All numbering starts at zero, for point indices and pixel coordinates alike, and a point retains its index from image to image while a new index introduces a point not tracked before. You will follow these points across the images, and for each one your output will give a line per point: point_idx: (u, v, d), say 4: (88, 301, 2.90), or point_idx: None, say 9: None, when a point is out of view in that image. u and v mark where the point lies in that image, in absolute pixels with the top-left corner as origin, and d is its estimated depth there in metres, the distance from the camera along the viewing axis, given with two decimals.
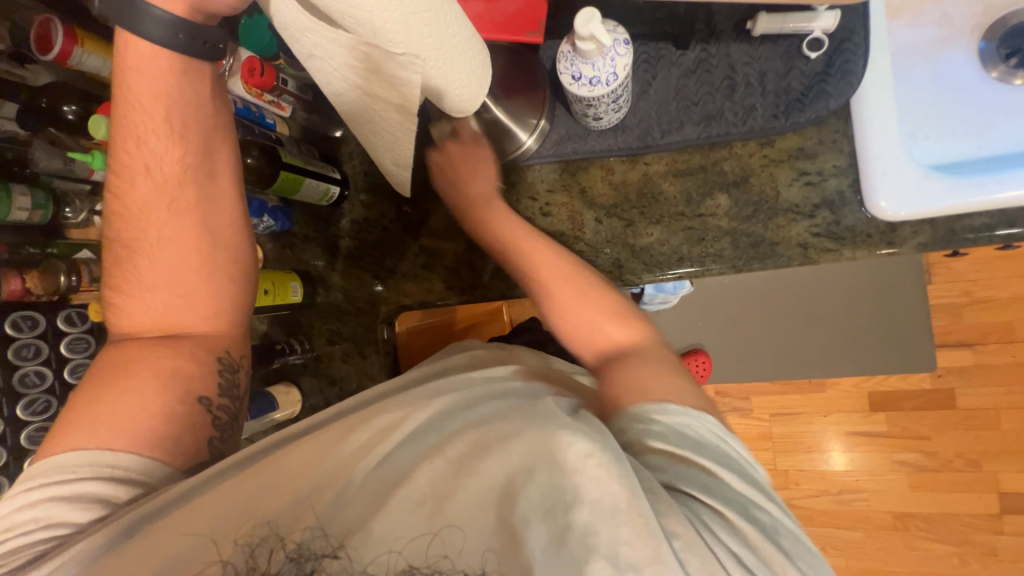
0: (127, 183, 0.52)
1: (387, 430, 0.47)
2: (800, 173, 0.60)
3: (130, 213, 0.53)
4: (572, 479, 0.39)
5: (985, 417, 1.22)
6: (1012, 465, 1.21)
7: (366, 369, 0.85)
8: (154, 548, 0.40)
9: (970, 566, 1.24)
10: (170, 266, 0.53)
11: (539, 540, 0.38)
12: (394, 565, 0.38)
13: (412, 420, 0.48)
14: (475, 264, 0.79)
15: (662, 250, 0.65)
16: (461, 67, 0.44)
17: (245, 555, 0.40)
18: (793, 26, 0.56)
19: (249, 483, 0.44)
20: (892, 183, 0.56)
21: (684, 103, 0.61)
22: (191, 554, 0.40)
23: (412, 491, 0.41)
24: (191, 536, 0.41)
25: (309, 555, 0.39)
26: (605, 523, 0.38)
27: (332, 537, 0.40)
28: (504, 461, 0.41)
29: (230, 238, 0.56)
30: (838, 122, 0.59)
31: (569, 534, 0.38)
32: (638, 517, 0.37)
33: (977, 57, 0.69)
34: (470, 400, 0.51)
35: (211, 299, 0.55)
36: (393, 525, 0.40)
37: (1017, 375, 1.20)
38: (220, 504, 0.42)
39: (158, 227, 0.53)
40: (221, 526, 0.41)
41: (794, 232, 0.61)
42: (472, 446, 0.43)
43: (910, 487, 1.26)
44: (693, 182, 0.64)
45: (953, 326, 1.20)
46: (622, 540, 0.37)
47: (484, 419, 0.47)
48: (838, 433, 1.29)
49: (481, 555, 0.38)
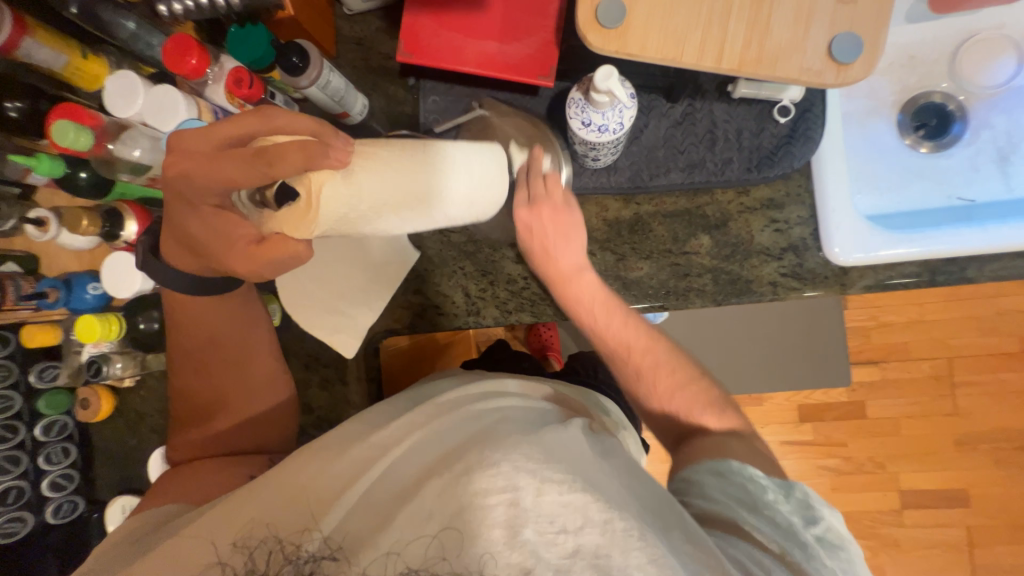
0: (179, 362, 0.64)
1: (389, 447, 0.49)
2: (771, 221, 0.68)
3: (186, 383, 0.63)
4: (583, 499, 0.41)
5: (889, 424, 1.41)
6: (911, 466, 1.41)
7: (347, 396, 0.81)
8: (165, 558, 0.43)
9: (879, 557, 1.42)
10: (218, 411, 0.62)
11: (548, 561, 0.38)
12: (394, 566, 0.39)
13: (423, 433, 0.50)
14: (469, 290, 0.77)
15: (651, 283, 0.69)
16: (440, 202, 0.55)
17: (244, 556, 0.42)
18: (767, 92, 0.63)
19: (249, 498, 0.46)
20: (844, 233, 0.65)
21: (671, 151, 0.67)
22: (197, 557, 0.43)
23: (420, 506, 0.42)
24: (202, 543, 0.43)
25: (309, 558, 0.41)
26: (619, 547, 0.39)
27: (331, 540, 0.42)
28: (512, 476, 0.41)
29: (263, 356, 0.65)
30: (801, 178, 0.68)
31: (581, 556, 0.39)
32: (653, 550, 0.39)
33: (896, 127, 0.82)
34: (477, 415, 0.52)
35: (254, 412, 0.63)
36: (400, 533, 0.40)
37: (915, 388, 1.40)
38: (231, 512, 0.45)
39: (203, 389, 0.63)
40: (221, 531, 0.44)
41: (765, 272, 0.68)
42: (479, 457, 0.42)
43: (831, 489, 1.42)
44: (680, 223, 0.69)
45: (863, 345, 1.40)
46: (636, 563, 0.38)
47: (490, 433, 0.47)
48: (773, 443, 1.44)
49: (480, 560, 0.38)
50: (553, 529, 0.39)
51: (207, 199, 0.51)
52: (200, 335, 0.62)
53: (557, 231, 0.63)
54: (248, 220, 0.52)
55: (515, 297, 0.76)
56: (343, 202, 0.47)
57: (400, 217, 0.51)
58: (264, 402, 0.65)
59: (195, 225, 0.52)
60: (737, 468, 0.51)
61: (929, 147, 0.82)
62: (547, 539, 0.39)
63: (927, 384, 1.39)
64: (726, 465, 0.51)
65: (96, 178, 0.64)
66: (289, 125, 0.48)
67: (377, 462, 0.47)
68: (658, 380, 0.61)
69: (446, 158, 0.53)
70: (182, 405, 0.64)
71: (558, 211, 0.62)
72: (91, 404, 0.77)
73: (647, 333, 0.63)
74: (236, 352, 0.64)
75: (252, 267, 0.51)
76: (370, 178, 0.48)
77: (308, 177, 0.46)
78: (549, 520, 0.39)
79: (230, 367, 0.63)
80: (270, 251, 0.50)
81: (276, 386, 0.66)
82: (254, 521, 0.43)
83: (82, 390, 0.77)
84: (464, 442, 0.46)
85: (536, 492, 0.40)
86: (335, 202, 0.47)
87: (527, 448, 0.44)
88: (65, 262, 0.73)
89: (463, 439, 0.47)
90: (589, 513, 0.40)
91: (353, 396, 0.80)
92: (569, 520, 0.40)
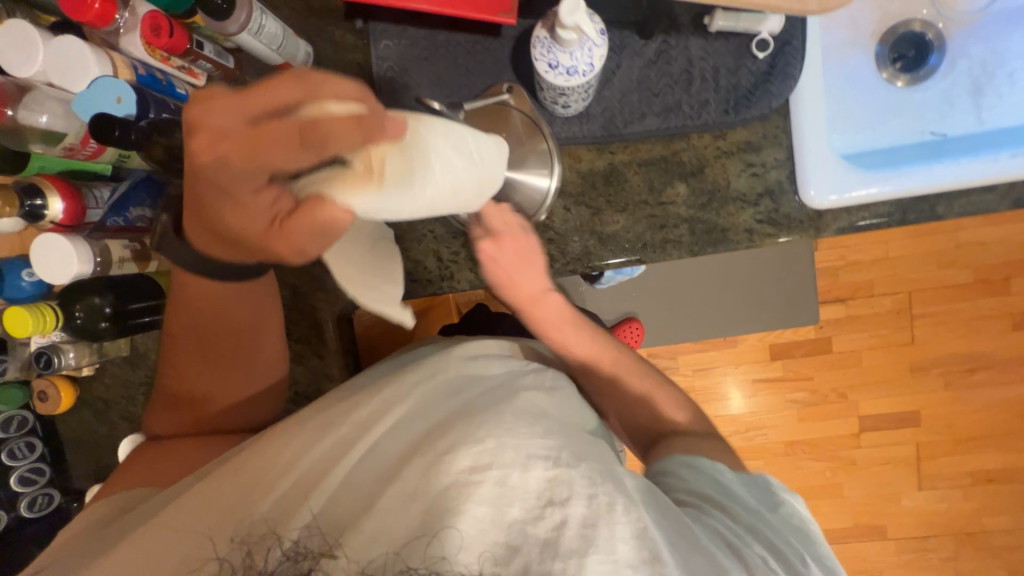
0: (175, 339, 0.59)
1: (366, 424, 0.50)
2: (748, 165, 0.65)
3: (183, 363, 0.59)
4: (568, 474, 0.43)
5: (852, 357, 1.49)
6: (870, 393, 1.51)
7: (323, 371, 0.78)
8: (140, 549, 0.42)
9: (839, 476, 1.54)
10: (215, 395, 0.59)
11: (538, 534, 0.40)
12: (393, 565, 0.38)
13: (400, 409, 0.51)
14: (440, 254, 0.72)
15: (627, 237, 0.67)
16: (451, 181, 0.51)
17: (244, 553, 0.40)
18: (745, 24, 0.59)
19: (227, 491, 0.45)
20: (820, 175, 0.63)
21: (646, 95, 0.64)
22: (189, 557, 0.41)
23: (404, 486, 0.43)
24: (185, 536, 0.43)
25: (306, 554, 0.39)
26: (605, 519, 0.41)
27: (329, 533, 0.41)
28: (497, 452, 0.43)
29: (260, 350, 0.61)
30: (780, 118, 0.65)
31: (569, 529, 0.40)
32: (637, 521, 0.42)
33: (874, 61, 0.80)
34: (453, 390, 0.54)
35: (236, 402, 0.60)
36: (388, 518, 0.41)
37: (878, 322, 1.47)
38: (211, 502, 0.45)
39: (200, 372, 0.59)
40: (212, 524, 0.43)
41: (741, 219, 0.66)
42: (461, 436, 0.45)
43: (798, 419, 1.52)
44: (655, 172, 0.66)
45: (831, 284, 1.45)
46: (622, 538, 0.41)
47: (469, 409, 0.49)
48: (746, 381, 1.51)
49: (479, 555, 0.39)
50: (541, 502, 0.41)
51: (246, 182, 0.43)
52: (200, 319, 0.57)
53: (522, 258, 0.63)
54: (290, 193, 0.45)
55: None
56: (396, 175, 0.43)
57: (440, 191, 0.48)
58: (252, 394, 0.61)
59: (231, 213, 0.45)
60: (704, 462, 0.56)
61: (905, 80, 0.80)
62: (535, 513, 0.41)
63: (888, 317, 1.46)
64: (696, 459, 0.56)
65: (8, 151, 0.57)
66: (341, 94, 0.42)
67: (359, 442, 0.48)
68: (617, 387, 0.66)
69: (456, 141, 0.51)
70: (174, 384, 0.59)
71: (520, 237, 0.63)
72: (49, 396, 0.74)
73: (614, 349, 0.68)
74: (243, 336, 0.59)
75: (297, 242, 0.45)
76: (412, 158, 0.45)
77: (366, 150, 0.42)
78: (537, 494, 0.41)
79: (226, 360, 0.59)
80: (314, 229, 0.44)
81: (277, 373, 0.62)
82: (246, 514, 0.43)
83: (38, 382, 0.74)
84: (445, 421, 0.48)
85: (523, 469, 0.42)
86: (394, 172, 0.43)
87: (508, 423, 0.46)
88: None
89: (445, 415, 0.49)
90: (576, 486, 0.43)
91: (330, 369, 0.78)
92: (556, 494, 0.42)
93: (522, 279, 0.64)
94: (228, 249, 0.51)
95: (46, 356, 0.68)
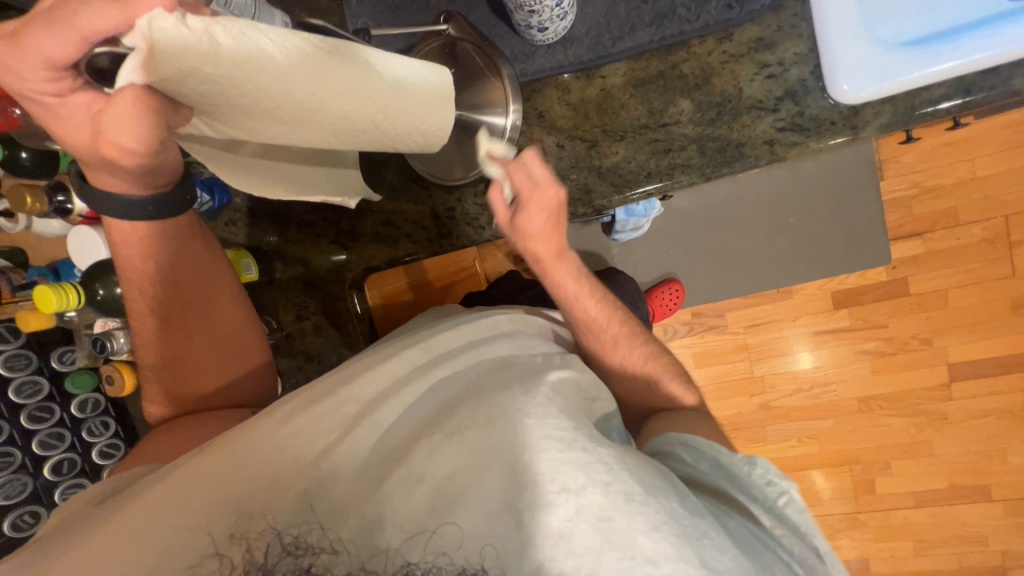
0: (138, 308, 0.56)
1: (372, 403, 0.48)
2: (762, 66, 0.58)
3: (147, 335, 0.57)
4: (582, 457, 0.42)
5: (934, 298, 1.29)
6: (958, 338, 1.30)
7: (344, 341, 0.81)
8: (131, 533, 0.39)
9: (925, 433, 1.35)
10: (183, 360, 0.57)
11: (553, 523, 0.39)
12: (393, 562, 0.38)
13: (417, 384, 0.50)
14: (436, 209, 0.72)
15: (628, 167, 0.62)
16: (335, 85, 0.40)
17: (243, 548, 0.39)
18: None
19: (226, 473, 0.42)
20: (852, 64, 0.54)
21: (633, 4, 0.58)
22: (181, 548, 0.39)
23: (412, 469, 0.42)
24: (176, 527, 0.40)
25: (306, 549, 0.39)
26: (621, 512, 0.40)
27: (330, 530, 0.40)
28: (507, 437, 0.43)
29: (239, 318, 0.61)
30: (796, 4, 0.57)
31: (584, 519, 0.39)
32: (654, 512, 0.41)
33: None
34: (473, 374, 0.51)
35: (223, 373, 0.59)
36: (397, 506, 0.40)
37: (965, 256, 1.26)
38: (208, 487, 0.42)
39: (164, 340, 0.57)
40: (214, 516, 0.40)
41: (759, 130, 0.59)
42: (472, 417, 0.44)
43: (872, 372, 1.34)
44: (653, 90, 0.60)
45: (904, 218, 1.26)
46: (638, 529, 0.40)
47: (482, 388, 0.48)
48: (806, 334, 1.35)
49: (481, 550, 0.39)
50: (555, 488, 0.40)
51: (42, 83, 0.38)
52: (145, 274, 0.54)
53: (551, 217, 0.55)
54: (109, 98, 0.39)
55: (486, 210, 0.71)
56: (187, 37, 0.31)
57: (302, 62, 0.37)
58: (234, 364, 0.60)
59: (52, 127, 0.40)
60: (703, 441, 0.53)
61: None
62: (549, 499, 0.40)
63: (980, 248, 1.25)
64: (697, 439, 0.53)
65: (39, 155, 0.63)
66: None
67: (362, 422, 0.46)
68: (631, 351, 0.62)
69: (340, 52, 0.40)
70: (150, 359, 0.58)
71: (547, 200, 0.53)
72: (115, 379, 0.72)
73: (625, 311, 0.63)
74: (189, 290, 0.57)
75: (111, 139, 0.39)
76: (227, 46, 0.33)
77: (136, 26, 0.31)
78: (549, 478, 0.40)
79: (200, 331, 0.58)
80: (123, 120, 0.37)
81: (251, 326, 0.62)
82: (241, 503, 0.41)
83: (105, 368, 0.72)
84: (457, 402, 0.47)
85: (533, 450, 0.42)
86: (192, 53, 0.32)
87: (507, 403, 0.45)
88: (53, 250, 0.73)
89: (456, 394, 0.49)
90: (592, 474, 0.41)
91: (346, 338, 0.81)
92: (569, 480, 0.40)
93: (548, 237, 0.57)
94: (121, 182, 0.47)
95: (101, 341, 0.69)
